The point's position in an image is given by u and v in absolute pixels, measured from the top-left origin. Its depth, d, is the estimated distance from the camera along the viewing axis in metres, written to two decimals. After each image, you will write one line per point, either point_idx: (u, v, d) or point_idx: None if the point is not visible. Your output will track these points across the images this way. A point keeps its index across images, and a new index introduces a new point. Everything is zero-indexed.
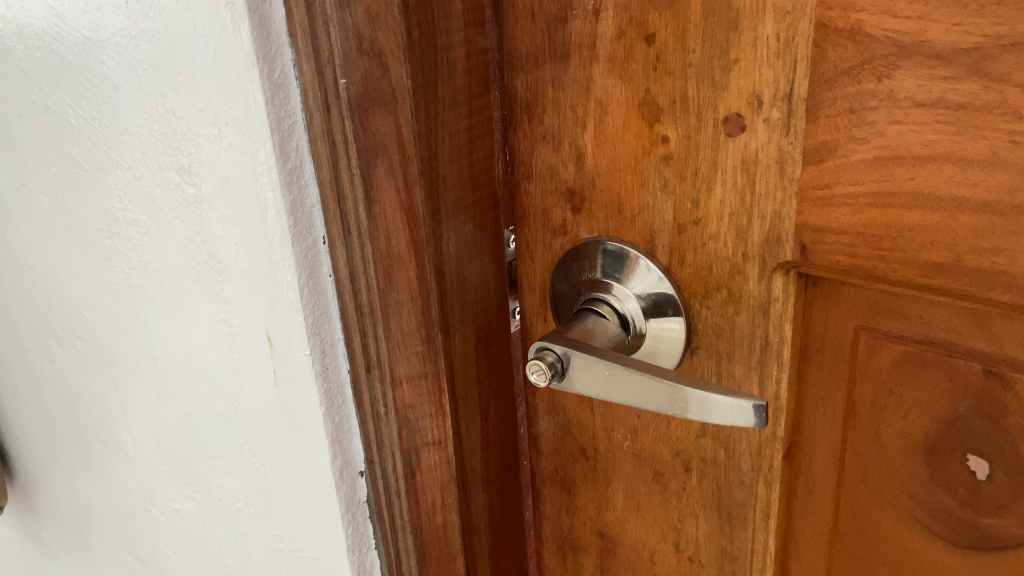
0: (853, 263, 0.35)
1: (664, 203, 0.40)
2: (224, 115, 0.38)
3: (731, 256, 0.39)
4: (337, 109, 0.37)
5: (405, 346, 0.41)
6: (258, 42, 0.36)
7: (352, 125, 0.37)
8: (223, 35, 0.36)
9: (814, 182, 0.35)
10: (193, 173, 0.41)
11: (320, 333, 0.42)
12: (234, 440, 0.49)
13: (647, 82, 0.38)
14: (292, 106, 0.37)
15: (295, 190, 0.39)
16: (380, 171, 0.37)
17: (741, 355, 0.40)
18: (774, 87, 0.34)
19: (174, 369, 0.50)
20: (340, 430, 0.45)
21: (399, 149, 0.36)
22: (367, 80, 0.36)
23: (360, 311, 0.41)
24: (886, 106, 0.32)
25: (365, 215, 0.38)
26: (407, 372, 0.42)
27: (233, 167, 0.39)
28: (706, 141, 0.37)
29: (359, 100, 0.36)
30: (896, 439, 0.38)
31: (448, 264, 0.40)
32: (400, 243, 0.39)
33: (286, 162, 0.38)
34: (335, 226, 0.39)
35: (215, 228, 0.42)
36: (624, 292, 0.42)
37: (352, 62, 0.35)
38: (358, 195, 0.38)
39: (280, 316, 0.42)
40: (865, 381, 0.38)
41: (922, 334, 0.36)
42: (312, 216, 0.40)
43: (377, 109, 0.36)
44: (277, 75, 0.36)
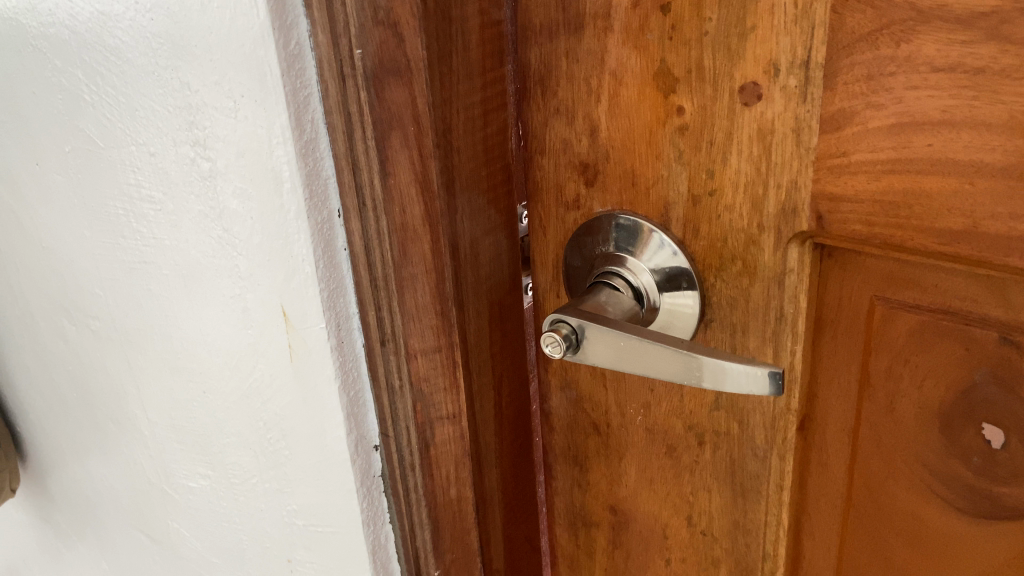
0: (870, 232, 0.35)
1: (679, 175, 0.40)
2: (239, 87, 0.38)
3: (746, 227, 0.39)
4: (352, 80, 0.37)
5: (419, 319, 0.41)
6: (274, 13, 0.36)
7: (367, 96, 0.37)
8: (238, 6, 0.36)
9: (831, 151, 0.35)
10: (207, 147, 0.41)
11: (335, 307, 0.42)
12: (249, 417, 0.49)
13: (662, 53, 0.38)
14: (307, 78, 0.37)
15: (311, 162, 0.39)
16: (395, 142, 0.37)
17: (755, 327, 0.40)
18: (792, 54, 0.34)
19: (188, 345, 0.50)
20: (355, 404, 0.45)
21: (414, 120, 0.36)
22: (382, 50, 0.36)
23: (375, 284, 0.41)
24: (904, 72, 0.31)
25: (380, 187, 0.38)
26: (421, 346, 0.42)
27: (249, 140, 0.39)
28: (722, 111, 0.37)
29: (374, 71, 0.36)
30: (911, 409, 0.39)
31: (462, 237, 0.40)
32: (414, 216, 0.39)
33: (302, 134, 0.38)
34: (350, 199, 0.39)
35: (230, 202, 0.42)
36: (638, 265, 0.42)
37: (367, 33, 0.35)
38: (373, 166, 0.38)
39: (295, 289, 0.42)
40: (880, 352, 0.39)
41: (938, 303, 0.36)
42: (327, 188, 0.40)
43: (392, 79, 0.36)
44: (292, 46, 0.36)
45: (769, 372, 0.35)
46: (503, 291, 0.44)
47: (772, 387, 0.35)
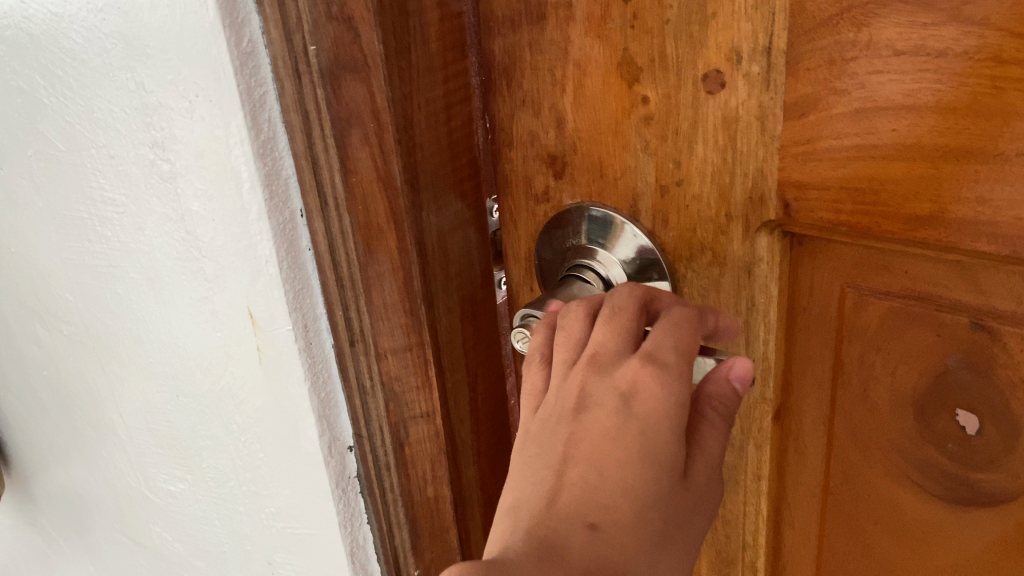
0: (837, 220, 0.34)
1: (646, 164, 0.39)
2: (194, 87, 0.37)
3: (715, 216, 0.38)
4: (308, 78, 0.36)
5: (388, 319, 0.41)
6: (224, 11, 0.35)
7: (323, 94, 0.36)
8: (188, 4, 0.35)
9: (796, 138, 0.34)
10: (166, 148, 0.40)
11: (302, 309, 0.41)
12: (224, 420, 0.49)
13: (625, 42, 0.37)
14: (262, 75, 0.37)
15: (270, 162, 0.38)
16: (355, 141, 0.37)
17: (727, 318, 0.40)
18: (753, 40, 0.33)
19: (159, 349, 0.49)
20: (326, 406, 0.44)
21: (373, 117, 0.36)
22: (337, 46, 0.35)
23: (341, 283, 0.41)
24: (866, 57, 0.31)
25: (342, 186, 0.38)
26: (392, 345, 0.41)
27: (207, 142, 0.38)
28: (686, 100, 0.36)
29: (330, 67, 0.35)
30: (885, 396, 0.38)
31: (428, 236, 0.39)
32: (379, 213, 0.38)
33: (259, 133, 0.37)
34: (312, 198, 0.39)
35: (192, 204, 0.41)
36: (609, 257, 0.42)
37: (321, 28, 0.35)
38: (333, 165, 0.38)
39: (261, 291, 0.41)
40: (852, 339, 0.38)
41: (909, 289, 0.35)
42: (289, 189, 0.39)
43: (349, 76, 0.35)
44: (244, 43, 0.36)
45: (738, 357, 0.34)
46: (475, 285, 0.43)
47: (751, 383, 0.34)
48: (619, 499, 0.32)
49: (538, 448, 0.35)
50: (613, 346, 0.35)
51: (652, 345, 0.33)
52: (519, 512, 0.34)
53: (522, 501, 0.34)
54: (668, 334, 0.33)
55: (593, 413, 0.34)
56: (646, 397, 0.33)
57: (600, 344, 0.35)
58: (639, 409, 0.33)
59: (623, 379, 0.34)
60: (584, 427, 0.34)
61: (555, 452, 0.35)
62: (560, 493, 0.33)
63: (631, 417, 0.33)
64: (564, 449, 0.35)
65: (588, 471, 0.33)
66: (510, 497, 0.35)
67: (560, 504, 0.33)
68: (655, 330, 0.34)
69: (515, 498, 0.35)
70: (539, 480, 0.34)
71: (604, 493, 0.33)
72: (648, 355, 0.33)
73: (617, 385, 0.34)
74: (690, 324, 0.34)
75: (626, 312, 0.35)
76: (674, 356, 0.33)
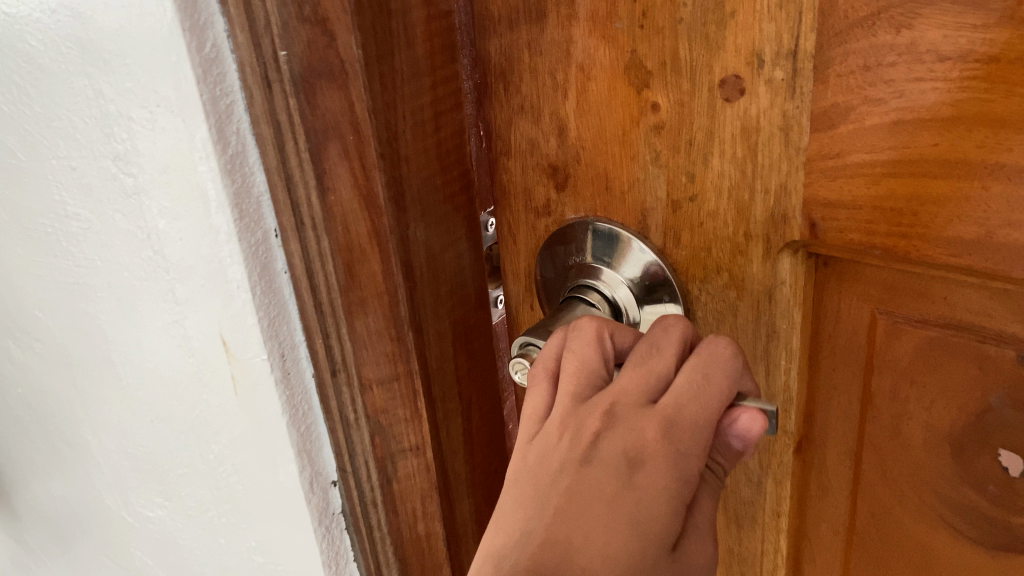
0: (869, 241, 0.31)
1: (656, 177, 0.36)
2: (154, 97, 0.34)
3: (732, 235, 0.35)
4: (279, 87, 0.33)
5: (373, 347, 0.37)
6: (183, 12, 0.31)
7: (297, 103, 0.33)
8: (144, 5, 0.32)
9: (824, 151, 0.30)
10: (128, 161, 0.37)
11: (278, 336, 0.38)
12: (201, 448, 0.45)
13: (633, 43, 0.34)
14: (228, 84, 0.33)
15: (239, 178, 0.34)
16: (332, 155, 0.33)
17: (745, 344, 0.37)
18: (776, 43, 0.30)
19: (132, 371, 0.46)
20: (307, 439, 0.41)
21: (352, 130, 0.32)
22: (310, 51, 0.31)
23: (321, 310, 0.38)
24: (906, 62, 0.27)
25: (318, 204, 0.35)
26: (377, 376, 0.38)
27: (171, 155, 0.35)
28: (701, 108, 0.33)
29: (302, 74, 0.32)
30: (920, 432, 0.35)
31: (416, 258, 0.36)
32: (360, 234, 0.35)
33: (226, 147, 0.34)
34: (287, 217, 0.35)
35: (158, 222, 0.38)
36: (614, 277, 0.39)
37: (292, 32, 0.31)
38: (309, 181, 0.34)
39: (233, 318, 0.38)
40: (883, 371, 0.35)
41: (947, 316, 0.32)
42: (262, 206, 0.36)
43: (324, 84, 0.32)
44: (208, 48, 0.32)
45: (743, 402, 0.32)
46: (467, 302, 0.40)
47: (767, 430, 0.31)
48: (601, 562, 0.29)
49: (532, 489, 0.31)
50: (635, 394, 0.31)
51: (675, 408, 0.31)
52: (498, 561, 0.30)
53: (501, 548, 0.30)
54: (693, 397, 0.31)
55: (594, 471, 0.30)
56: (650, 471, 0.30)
57: (623, 390, 0.32)
58: (641, 479, 0.30)
59: (632, 441, 0.30)
60: (580, 481, 0.30)
61: (547, 502, 0.30)
62: (544, 547, 0.29)
63: (630, 486, 0.30)
64: (557, 502, 0.30)
65: (576, 529, 0.29)
66: (488, 544, 0.31)
67: (543, 558, 0.29)
68: (683, 390, 0.31)
69: (495, 539, 0.31)
70: (524, 530, 0.30)
71: (587, 555, 0.29)
72: (667, 420, 0.30)
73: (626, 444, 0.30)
74: (717, 386, 0.31)
75: (662, 357, 0.32)
76: (690, 432, 0.30)
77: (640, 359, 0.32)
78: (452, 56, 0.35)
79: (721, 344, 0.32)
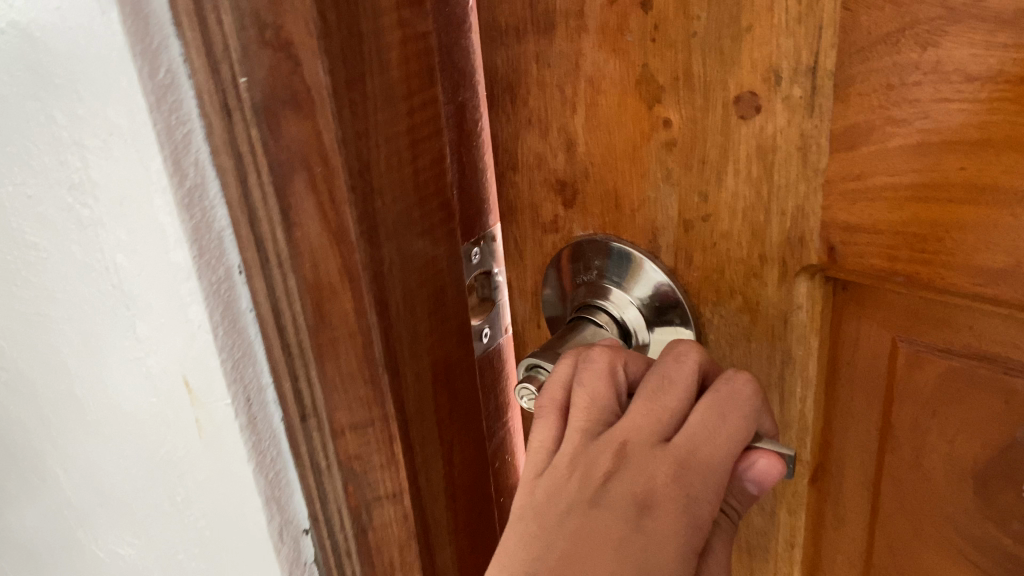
0: (890, 268, 0.29)
1: (667, 196, 0.34)
2: (107, 125, 0.33)
3: (746, 257, 0.33)
4: (239, 114, 0.32)
5: (345, 390, 0.36)
6: (134, 34, 0.30)
7: (258, 134, 0.32)
8: (93, 26, 0.31)
9: (844, 173, 0.29)
10: (85, 192, 0.36)
11: (242, 379, 0.37)
12: (166, 488, 0.45)
13: (644, 57, 0.32)
14: (185, 111, 0.32)
15: (198, 213, 0.34)
16: (300, 186, 0.32)
17: (759, 370, 0.35)
18: (794, 59, 0.28)
19: (96, 408, 0.46)
20: (275, 483, 0.40)
21: (321, 161, 0.31)
22: (273, 77, 0.30)
23: (289, 352, 0.37)
24: (932, 81, 0.26)
25: (284, 242, 0.33)
26: (349, 421, 0.37)
27: (129, 187, 0.34)
28: (715, 125, 0.31)
29: (265, 103, 0.31)
30: (941, 465, 0.33)
31: (390, 297, 0.34)
32: (331, 271, 0.33)
33: (183, 179, 0.33)
34: (251, 253, 0.35)
35: (116, 257, 0.37)
36: (623, 297, 0.37)
37: (252, 56, 0.30)
38: (274, 216, 0.33)
39: (195, 359, 0.37)
40: (903, 401, 0.33)
41: (972, 347, 0.30)
42: (224, 239, 0.35)
43: (288, 113, 0.31)
44: (161, 74, 0.31)
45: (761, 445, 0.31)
46: (449, 335, 0.38)
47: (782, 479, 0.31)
48: None
49: (537, 529, 0.30)
50: (648, 433, 0.31)
51: (690, 449, 0.30)
52: None
53: None
54: (708, 439, 0.30)
55: (602, 514, 0.30)
56: (662, 516, 0.29)
57: (635, 429, 0.31)
58: (651, 524, 0.29)
59: (642, 483, 0.30)
60: (589, 524, 0.30)
61: (553, 545, 0.29)
62: None
63: (639, 530, 0.29)
64: (563, 546, 0.29)
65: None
66: None
67: None
68: (698, 432, 0.30)
69: None
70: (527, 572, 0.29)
71: None
72: (681, 462, 0.30)
73: (634, 486, 0.30)
74: (733, 427, 0.30)
75: (675, 391, 0.31)
76: (703, 477, 0.30)
77: (653, 394, 0.31)
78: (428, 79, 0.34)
79: (738, 380, 0.31)
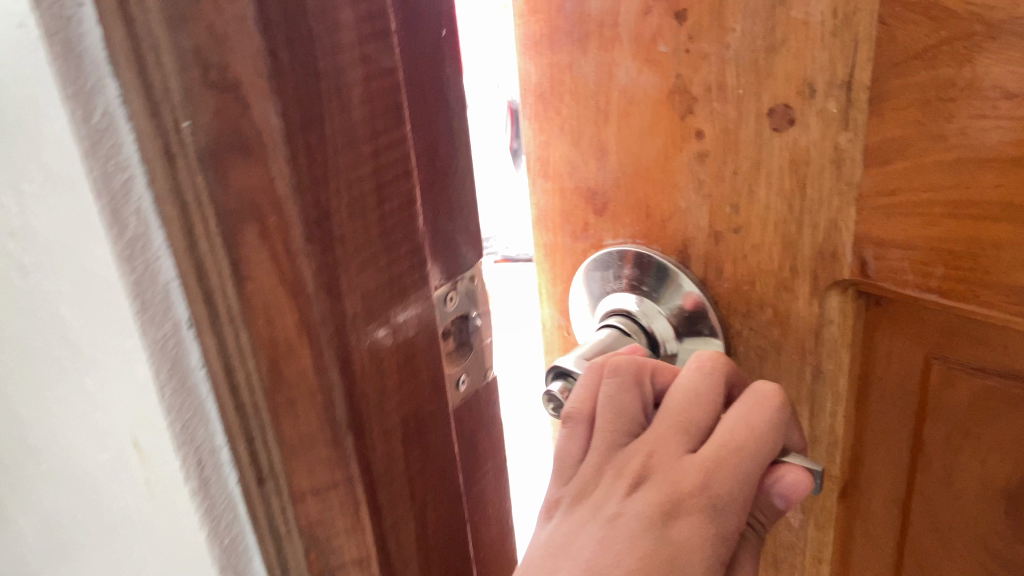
0: (924, 284, 0.29)
1: (698, 207, 0.34)
2: (36, 165, 0.25)
3: (777, 270, 0.33)
4: (185, 163, 0.23)
5: (306, 451, 0.27)
6: (61, 76, 0.22)
7: (205, 182, 0.23)
8: (20, 44, 0.22)
9: (879, 187, 0.28)
10: (21, 236, 0.29)
11: (193, 441, 0.27)
12: (118, 548, 0.35)
13: (678, 68, 0.32)
14: (125, 156, 0.23)
15: (140, 265, 0.24)
16: (248, 236, 0.24)
17: (789, 384, 0.35)
18: (830, 72, 0.28)
19: (33, 445, 0.36)
20: (230, 554, 0.29)
21: (274, 208, 0.24)
22: (221, 120, 0.22)
23: (244, 411, 0.27)
24: (968, 98, 0.25)
25: (236, 298, 0.25)
26: (312, 483, 0.28)
27: (65, 232, 0.26)
28: (748, 137, 0.31)
29: (210, 145, 0.23)
30: (973, 485, 0.32)
31: (368, 375, 0.28)
32: (287, 326, 0.25)
33: (122, 232, 0.23)
34: (201, 307, 0.25)
35: (61, 309, 0.29)
36: (652, 309, 0.37)
37: (198, 97, 0.22)
38: (222, 271, 0.24)
39: (143, 416, 0.27)
40: (935, 418, 0.33)
41: (1006, 366, 0.30)
42: (167, 303, 0.25)
43: (238, 156, 0.23)
44: (97, 117, 0.22)
45: (787, 457, 0.31)
46: (431, 401, 0.32)
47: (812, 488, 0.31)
48: None
49: (565, 539, 0.31)
50: (675, 444, 0.31)
51: (714, 461, 0.30)
52: None
53: None
54: (732, 453, 0.30)
55: (626, 521, 0.30)
56: (684, 526, 0.29)
57: (659, 442, 0.31)
58: (676, 534, 0.29)
59: (670, 489, 0.30)
60: (614, 531, 0.30)
61: (580, 554, 0.30)
62: None
63: (664, 539, 0.29)
64: (590, 554, 0.30)
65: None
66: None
67: None
68: (723, 445, 0.30)
69: None
70: None
71: None
72: (706, 474, 0.30)
73: (658, 495, 0.30)
74: (759, 442, 0.30)
75: (701, 405, 0.31)
76: (730, 484, 0.30)
77: (678, 408, 0.31)
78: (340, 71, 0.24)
79: (762, 392, 0.31)
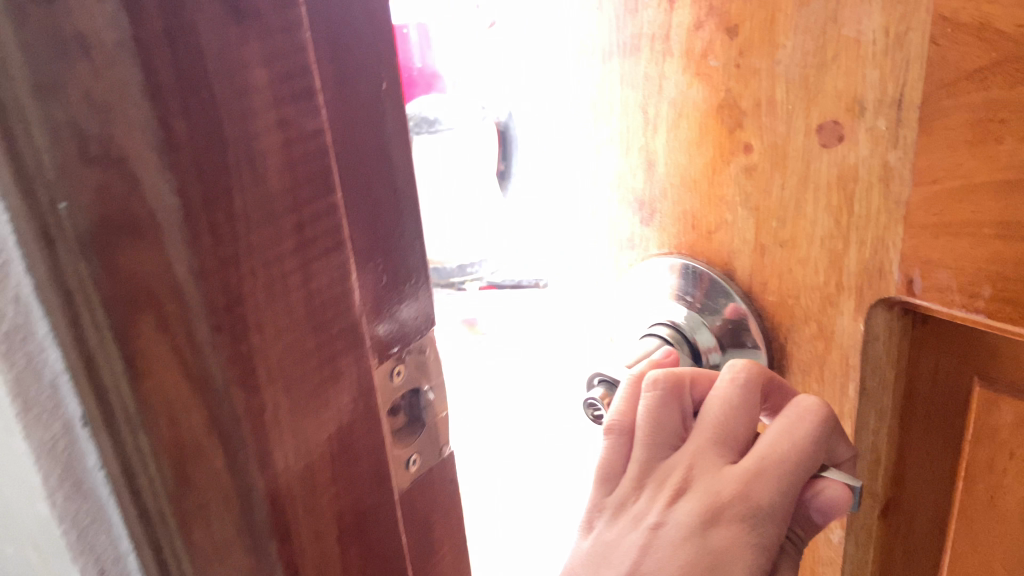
0: (970, 306, 0.28)
1: (745, 220, 0.34)
2: None
3: (823, 285, 0.33)
4: (65, 254, 0.14)
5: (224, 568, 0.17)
6: None
7: (86, 275, 0.14)
8: None
9: (927, 206, 0.28)
10: None
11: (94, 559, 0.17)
12: None
13: (727, 82, 0.33)
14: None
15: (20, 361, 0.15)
16: (147, 340, 0.15)
17: (831, 399, 0.34)
18: (880, 90, 0.28)
19: None
20: None
21: (175, 304, 0.15)
22: (107, 200, 0.13)
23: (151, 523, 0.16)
24: (1018, 119, 0.24)
25: (146, 438, 0.15)
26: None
27: None
28: (797, 152, 0.31)
29: (94, 234, 0.14)
30: (1016, 509, 0.32)
31: (305, 547, 0.18)
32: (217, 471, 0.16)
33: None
34: (91, 413, 0.15)
35: None
36: (695, 320, 0.38)
37: (69, 168, 0.13)
38: (127, 408, 0.15)
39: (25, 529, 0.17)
40: (979, 439, 0.33)
41: None
42: (61, 401, 0.15)
43: (133, 245, 0.14)
44: None
45: (827, 473, 0.31)
46: (381, 532, 0.21)
47: (851, 504, 0.31)
48: None
49: (606, 549, 0.31)
50: (716, 456, 0.31)
51: (754, 472, 0.30)
52: None
53: None
54: (771, 465, 0.30)
55: (666, 530, 0.30)
56: (725, 533, 0.29)
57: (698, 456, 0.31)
58: (716, 540, 0.29)
59: (711, 499, 0.30)
60: (654, 540, 0.30)
61: (620, 562, 0.30)
62: None
63: (704, 548, 0.29)
64: (630, 562, 0.30)
65: None
66: None
67: None
68: (761, 456, 0.30)
69: None
70: None
71: None
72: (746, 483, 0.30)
73: (699, 500, 0.30)
74: (800, 456, 0.30)
75: (739, 414, 0.32)
76: (771, 495, 0.29)
77: (716, 419, 0.32)
78: (230, 102, 0.15)
79: (805, 405, 0.31)
